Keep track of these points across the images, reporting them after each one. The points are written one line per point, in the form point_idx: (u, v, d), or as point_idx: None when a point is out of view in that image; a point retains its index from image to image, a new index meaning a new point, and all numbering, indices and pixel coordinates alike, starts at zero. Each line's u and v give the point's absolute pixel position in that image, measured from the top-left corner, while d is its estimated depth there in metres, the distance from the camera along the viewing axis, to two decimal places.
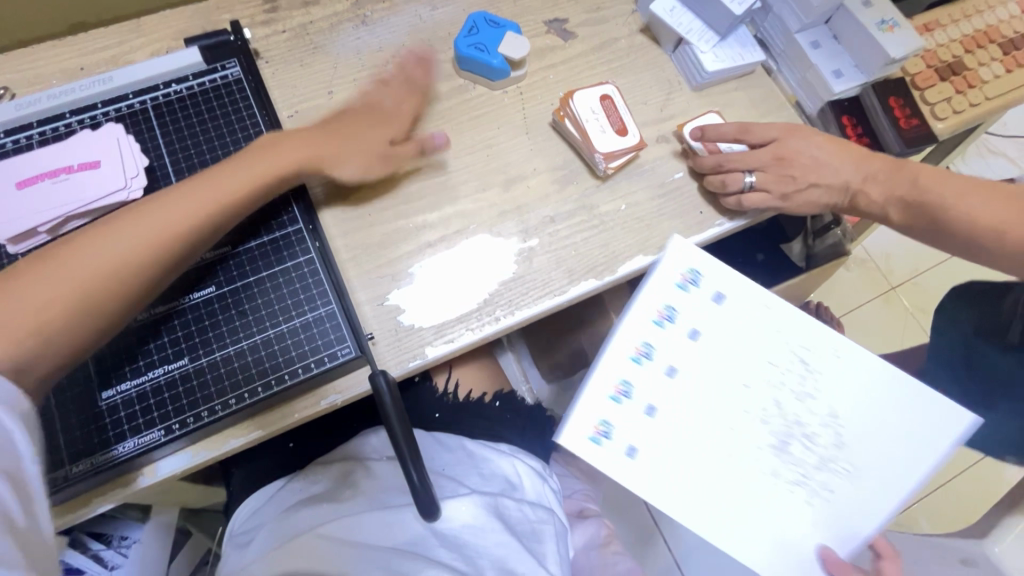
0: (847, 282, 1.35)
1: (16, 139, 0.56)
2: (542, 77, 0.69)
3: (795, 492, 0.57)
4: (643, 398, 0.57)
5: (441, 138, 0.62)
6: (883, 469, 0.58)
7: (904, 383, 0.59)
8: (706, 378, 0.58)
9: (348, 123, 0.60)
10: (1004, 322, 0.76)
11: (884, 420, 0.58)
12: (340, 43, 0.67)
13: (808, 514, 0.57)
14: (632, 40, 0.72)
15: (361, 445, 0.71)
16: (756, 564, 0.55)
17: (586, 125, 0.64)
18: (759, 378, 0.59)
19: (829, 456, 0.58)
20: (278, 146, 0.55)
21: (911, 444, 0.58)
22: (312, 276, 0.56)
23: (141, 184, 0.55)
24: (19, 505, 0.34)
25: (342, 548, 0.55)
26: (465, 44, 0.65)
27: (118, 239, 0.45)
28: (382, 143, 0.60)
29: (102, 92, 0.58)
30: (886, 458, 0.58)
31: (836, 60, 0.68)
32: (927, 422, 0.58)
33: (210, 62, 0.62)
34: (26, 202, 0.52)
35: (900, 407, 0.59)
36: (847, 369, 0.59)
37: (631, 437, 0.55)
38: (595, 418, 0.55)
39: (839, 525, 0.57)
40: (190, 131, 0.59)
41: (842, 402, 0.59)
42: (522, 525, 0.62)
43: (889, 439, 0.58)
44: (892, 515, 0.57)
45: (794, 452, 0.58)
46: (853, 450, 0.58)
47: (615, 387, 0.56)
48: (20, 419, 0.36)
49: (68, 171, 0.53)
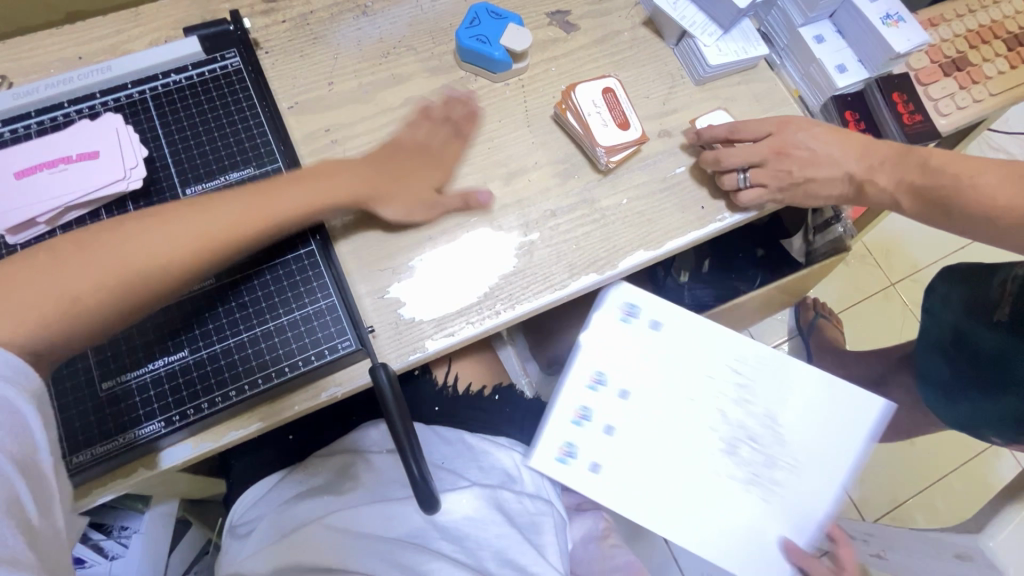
0: (846, 278, 1.35)
1: (13, 129, 0.55)
2: (544, 70, 0.68)
3: (749, 492, 0.67)
4: (601, 418, 0.67)
5: (487, 197, 0.61)
6: (823, 461, 0.68)
7: (824, 380, 0.69)
8: (654, 396, 0.68)
9: (399, 165, 0.59)
10: (993, 300, 0.75)
11: (812, 416, 0.69)
12: (340, 34, 0.66)
13: (762, 508, 0.67)
14: (634, 33, 0.72)
15: (361, 437, 0.69)
16: (723, 557, 0.65)
17: (588, 119, 0.64)
18: (703, 391, 0.68)
19: (774, 456, 0.68)
20: (334, 177, 0.55)
21: (841, 436, 0.68)
22: (312, 268, 0.56)
23: (140, 175, 0.54)
24: (33, 496, 0.34)
25: (343, 540, 0.56)
26: (466, 35, 0.65)
27: (155, 243, 0.45)
28: (431, 191, 0.60)
29: (101, 81, 0.57)
30: (820, 449, 0.68)
31: (840, 54, 0.68)
32: (845, 413, 0.69)
33: (210, 52, 0.61)
34: (25, 192, 0.52)
35: (820, 401, 0.69)
36: (773, 373, 0.70)
37: (595, 455, 0.66)
38: (559, 442, 0.66)
39: (792, 520, 0.67)
40: (189, 121, 0.58)
41: (781, 405, 0.69)
42: (522, 517, 0.63)
43: (824, 435, 0.69)
44: (837, 501, 0.67)
45: (743, 454, 0.68)
46: (793, 446, 0.68)
47: (576, 413, 0.66)
48: (35, 406, 0.36)
49: (67, 161, 0.53)
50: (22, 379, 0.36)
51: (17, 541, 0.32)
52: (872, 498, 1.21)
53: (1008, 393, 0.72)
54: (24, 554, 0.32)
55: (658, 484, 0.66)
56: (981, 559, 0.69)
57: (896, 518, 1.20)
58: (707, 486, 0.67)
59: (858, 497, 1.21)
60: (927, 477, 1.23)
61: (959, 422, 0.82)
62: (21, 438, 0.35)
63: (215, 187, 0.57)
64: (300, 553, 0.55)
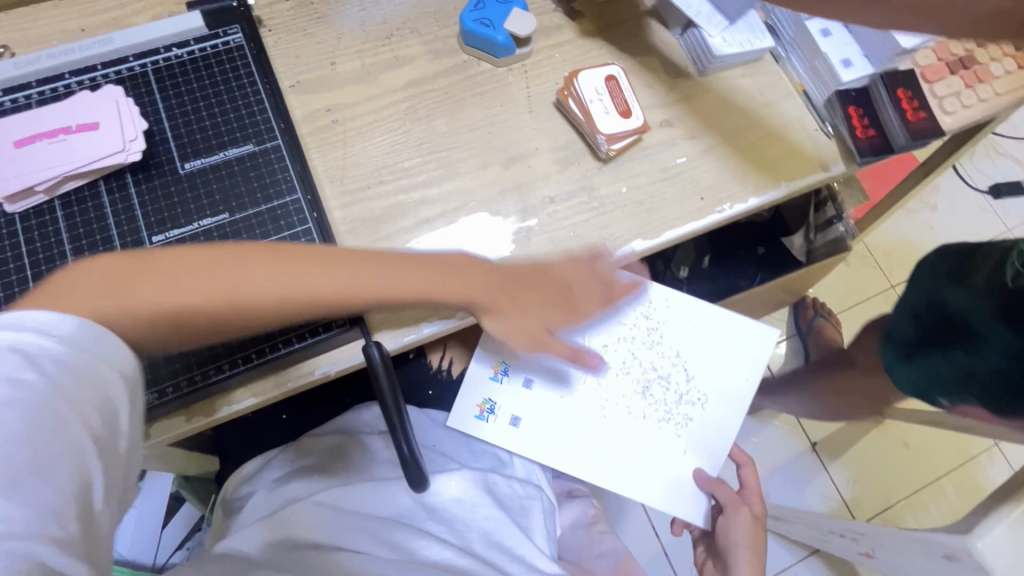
0: (847, 279, 1.35)
1: (14, 98, 0.55)
2: (548, 56, 0.68)
3: (664, 428, 0.70)
4: (519, 371, 0.68)
5: (593, 362, 0.65)
6: (729, 392, 0.72)
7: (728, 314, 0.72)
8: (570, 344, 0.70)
9: (526, 298, 0.59)
10: (970, 266, 0.77)
11: (717, 349, 0.72)
12: (344, 14, 0.66)
13: (679, 445, 0.70)
14: (640, 21, 0.71)
15: (354, 418, 0.70)
16: (647, 498, 0.68)
17: (590, 105, 0.63)
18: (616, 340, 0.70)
19: (685, 393, 0.71)
20: (472, 275, 0.54)
21: (744, 364, 0.72)
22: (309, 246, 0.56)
23: (139, 147, 0.54)
24: (103, 481, 0.34)
25: (333, 516, 0.57)
26: (470, 18, 0.65)
27: (276, 282, 0.44)
28: (544, 332, 0.60)
29: (102, 53, 0.57)
30: (724, 381, 0.71)
31: (845, 49, 0.68)
32: (747, 342, 0.72)
33: (212, 28, 0.61)
34: (25, 161, 0.52)
35: (722, 333, 0.72)
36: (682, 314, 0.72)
37: (515, 410, 0.68)
38: (480, 399, 0.68)
39: (705, 455, 0.70)
40: (190, 96, 0.58)
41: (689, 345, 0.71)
42: (510, 500, 0.64)
43: (729, 364, 0.72)
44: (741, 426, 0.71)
45: (655, 394, 0.70)
46: (701, 382, 0.71)
47: (495, 368, 0.68)
48: (127, 387, 0.37)
49: (67, 131, 0.53)
50: (112, 357, 0.36)
51: (72, 524, 0.31)
52: (864, 497, 1.22)
53: (959, 348, 0.76)
54: (76, 540, 0.31)
55: (574, 431, 0.68)
56: (968, 559, 0.69)
57: (886, 518, 1.20)
58: (624, 429, 0.70)
59: (850, 495, 1.21)
60: (920, 479, 1.23)
61: (913, 382, 0.84)
62: (103, 414, 0.35)
63: (213, 162, 0.57)
64: (289, 528, 0.56)
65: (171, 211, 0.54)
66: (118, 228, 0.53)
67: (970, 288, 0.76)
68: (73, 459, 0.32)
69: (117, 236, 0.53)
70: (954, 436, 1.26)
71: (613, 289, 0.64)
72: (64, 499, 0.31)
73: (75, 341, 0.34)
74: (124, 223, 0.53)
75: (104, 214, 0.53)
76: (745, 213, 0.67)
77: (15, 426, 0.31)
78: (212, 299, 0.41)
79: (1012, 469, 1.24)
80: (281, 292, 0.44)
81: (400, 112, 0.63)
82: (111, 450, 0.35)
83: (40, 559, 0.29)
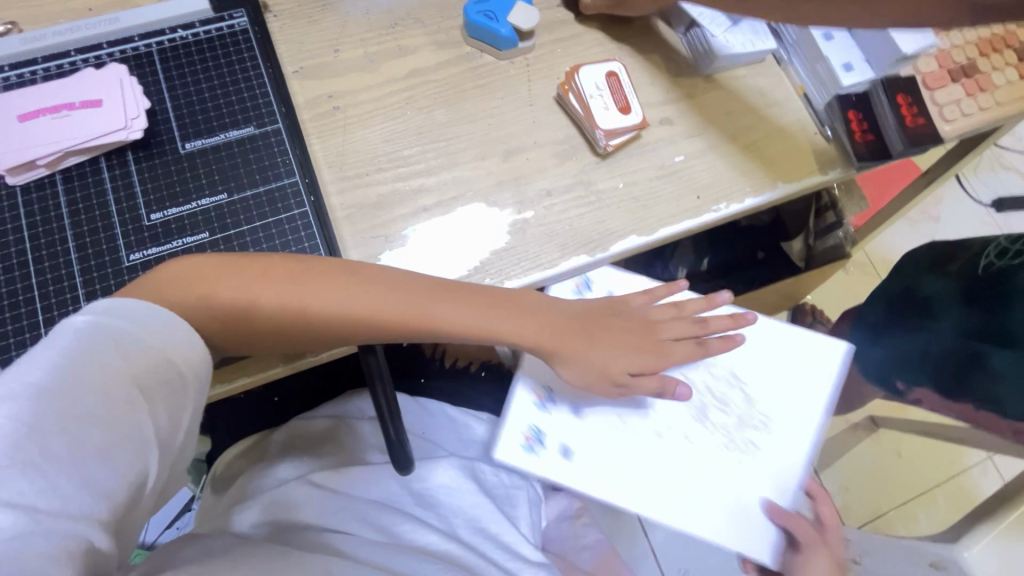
0: (846, 287, 1.35)
1: (20, 74, 0.56)
2: (550, 51, 0.69)
3: (729, 454, 0.66)
4: (567, 399, 0.64)
5: (684, 391, 0.61)
6: (795, 415, 0.68)
7: (781, 330, 0.69)
8: None
9: (597, 331, 0.58)
10: (953, 257, 0.85)
11: (776, 370, 0.68)
12: (349, 2, 0.66)
13: (747, 473, 0.66)
14: (643, 19, 0.72)
15: (345, 402, 0.70)
16: (714, 531, 0.64)
17: (590, 101, 0.64)
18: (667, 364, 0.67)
19: (745, 416, 0.67)
20: (531, 312, 0.56)
21: (809, 384, 0.68)
22: (305, 229, 0.57)
23: (141, 126, 0.55)
24: (156, 470, 0.38)
25: (321, 497, 0.58)
26: (474, 10, 0.65)
27: (321, 295, 0.47)
28: (617, 371, 0.59)
29: (108, 32, 0.58)
30: (791, 405, 0.68)
31: (847, 52, 0.68)
32: (809, 363, 0.69)
33: (218, 11, 0.62)
34: (28, 135, 0.53)
35: (777, 354, 0.69)
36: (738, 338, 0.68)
37: (565, 439, 0.63)
38: (526, 426, 0.63)
39: (773, 482, 0.66)
40: (193, 77, 0.59)
41: (748, 369, 0.68)
42: (496, 489, 0.65)
43: (791, 386, 0.68)
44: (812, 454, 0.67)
45: (714, 420, 0.67)
46: (763, 405, 0.68)
47: (540, 395, 0.64)
48: (195, 386, 0.41)
49: (70, 108, 0.54)
50: (187, 353, 0.41)
51: (112, 502, 0.34)
52: (855, 505, 1.21)
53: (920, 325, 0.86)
54: (109, 520, 0.34)
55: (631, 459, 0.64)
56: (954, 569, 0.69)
57: (877, 527, 1.20)
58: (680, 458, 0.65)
59: (841, 503, 1.21)
60: (911, 488, 1.23)
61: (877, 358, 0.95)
62: (161, 403, 0.38)
63: (214, 143, 0.57)
64: (276, 509, 0.56)
65: (171, 189, 0.55)
66: (118, 205, 0.54)
67: (943, 275, 0.85)
68: (135, 447, 0.36)
69: (116, 212, 0.54)
70: (947, 447, 1.26)
71: (727, 344, 0.63)
72: (117, 481, 0.35)
73: (148, 330, 0.39)
74: (124, 200, 0.54)
75: (104, 190, 0.54)
76: (744, 212, 0.67)
77: (88, 404, 0.35)
78: (263, 305, 0.45)
79: (1003, 482, 1.24)
80: (316, 302, 0.47)
81: (402, 101, 0.64)
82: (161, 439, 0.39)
83: (79, 531, 0.32)
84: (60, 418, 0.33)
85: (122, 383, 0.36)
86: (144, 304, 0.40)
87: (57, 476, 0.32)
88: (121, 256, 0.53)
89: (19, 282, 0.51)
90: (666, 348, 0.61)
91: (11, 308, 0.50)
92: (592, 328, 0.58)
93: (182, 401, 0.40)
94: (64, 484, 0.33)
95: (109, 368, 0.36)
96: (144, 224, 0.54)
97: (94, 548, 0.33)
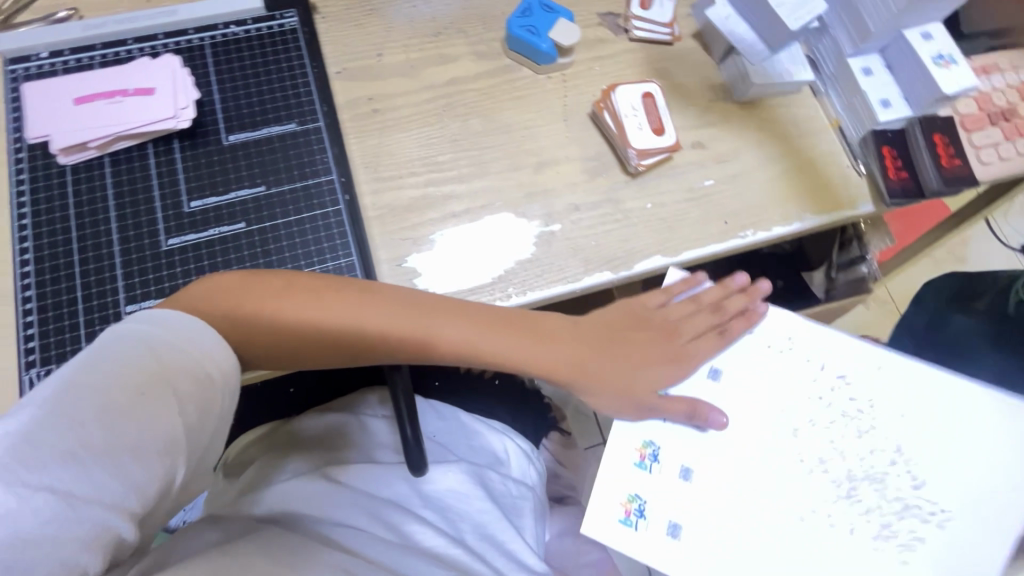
0: (865, 322, 1.33)
1: (79, 59, 0.58)
2: (588, 68, 0.69)
3: (870, 524, 0.58)
4: (675, 459, 0.58)
5: (717, 420, 0.58)
6: (956, 489, 0.58)
7: (947, 382, 0.60)
8: (740, 404, 0.60)
9: (614, 347, 0.58)
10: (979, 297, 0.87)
11: (935, 435, 0.60)
12: (396, 8, 0.68)
13: (901, 558, 0.57)
14: (682, 43, 0.72)
15: (359, 399, 0.71)
16: None
17: (624, 119, 0.65)
18: (804, 405, 0.60)
19: (900, 491, 0.58)
20: (550, 338, 0.56)
21: (974, 446, 0.59)
22: (337, 227, 0.58)
23: (190, 116, 0.57)
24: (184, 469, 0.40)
25: (331, 491, 0.58)
26: (517, 25, 0.67)
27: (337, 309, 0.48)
28: (644, 391, 0.57)
29: (165, 24, 0.60)
30: (951, 475, 0.59)
31: (885, 89, 0.67)
32: (979, 424, 0.60)
33: (271, 11, 0.64)
34: (82, 117, 0.55)
35: (938, 416, 0.60)
36: (883, 382, 0.61)
37: (675, 513, 0.57)
38: (625, 495, 0.57)
39: (930, 568, 0.57)
40: (241, 71, 0.61)
41: (897, 427, 0.60)
42: (503, 497, 0.65)
43: (954, 451, 0.59)
44: (989, 534, 0.57)
45: (858, 489, 0.59)
46: (920, 473, 0.59)
47: (641, 454, 0.58)
48: (226, 390, 0.42)
49: (123, 94, 0.56)
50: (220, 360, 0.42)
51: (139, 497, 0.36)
52: None
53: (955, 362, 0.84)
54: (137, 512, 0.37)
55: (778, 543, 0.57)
56: None
57: None
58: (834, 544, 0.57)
59: None
60: None
61: None
62: (191, 405, 0.39)
63: (257, 137, 0.59)
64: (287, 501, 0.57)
65: (212, 180, 0.57)
66: (161, 191, 0.56)
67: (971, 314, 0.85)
68: (167, 448, 0.38)
69: (159, 198, 0.55)
70: None
71: (747, 320, 0.61)
72: (148, 479, 0.37)
73: (177, 334, 0.40)
74: (166, 186, 0.56)
75: (149, 176, 0.56)
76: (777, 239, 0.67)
77: (124, 402, 0.37)
78: (282, 320, 0.47)
79: None
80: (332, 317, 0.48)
81: (439, 109, 0.65)
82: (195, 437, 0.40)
83: (106, 522, 0.35)
84: (97, 411, 0.36)
85: (154, 386, 0.38)
86: (177, 312, 0.42)
87: (96, 469, 0.35)
88: (160, 241, 0.54)
89: (62, 259, 0.53)
90: (689, 351, 0.59)
91: (53, 284, 0.52)
92: (613, 340, 0.59)
93: (218, 403, 0.42)
94: (96, 474, 0.35)
95: (144, 367, 0.38)
96: (185, 210, 0.55)
97: (119, 537, 0.36)
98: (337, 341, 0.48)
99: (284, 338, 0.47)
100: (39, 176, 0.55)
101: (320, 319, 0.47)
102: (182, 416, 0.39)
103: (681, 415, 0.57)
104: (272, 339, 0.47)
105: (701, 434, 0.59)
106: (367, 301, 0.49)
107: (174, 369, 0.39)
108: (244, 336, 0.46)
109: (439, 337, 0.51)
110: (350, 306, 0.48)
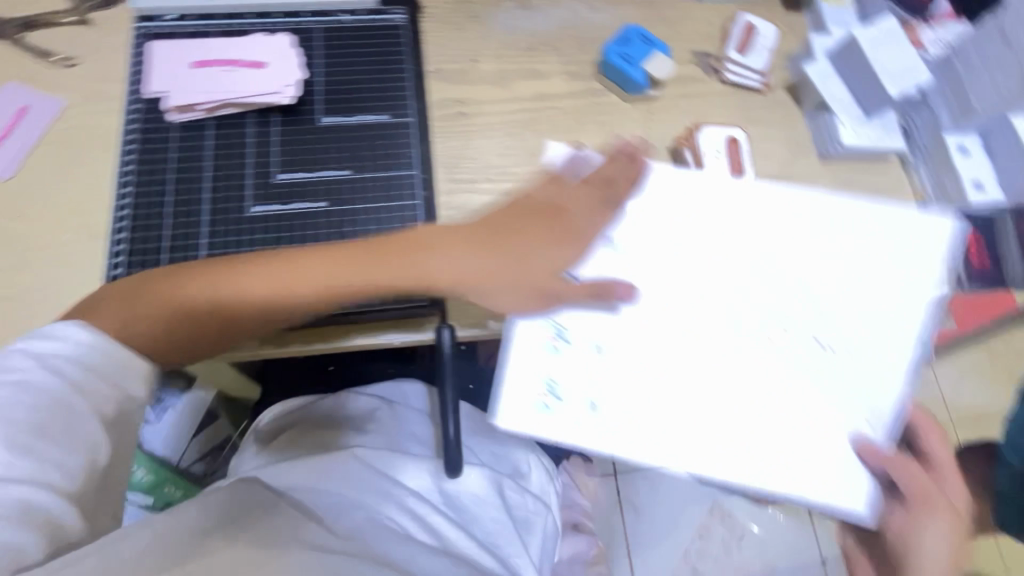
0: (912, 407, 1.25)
1: (202, 26, 0.62)
2: (674, 103, 0.70)
3: (813, 381, 0.50)
4: (586, 334, 0.51)
5: (625, 289, 0.50)
6: (886, 324, 0.50)
7: (865, 209, 0.53)
8: (661, 275, 0.51)
9: (502, 236, 0.53)
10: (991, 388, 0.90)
11: (859, 279, 0.51)
12: (497, 18, 0.70)
13: (862, 411, 0.49)
14: (773, 93, 0.72)
15: (395, 388, 0.72)
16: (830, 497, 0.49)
17: (704, 161, 0.64)
18: (681, 262, 0.52)
19: (819, 333, 0.50)
20: (420, 246, 0.52)
21: (895, 297, 0.51)
22: (411, 220, 0.59)
23: (292, 94, 0.59)
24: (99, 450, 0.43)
25: (358, 470, 0.59)
26: (614, 51, 0.68)
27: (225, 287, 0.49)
28: (546, 279, 0.51)
29: (284, 4, 0.63)
30: (883, 316, 0.50)
31: (980, 171, 0.65)
32: (907, 239, 0.52)
33: (383, 5, 0.66)
34: (196, 80, 0.58)
35: (863, 243, 0.52)
36: (794, 228, 0.52)
37: (591, 390, 0.50)
38: (537, 381, 0.50)
39: (866, 411, 0.49)
40: (345, 58, 0.63)
41: (813, 269, 0.52)
42: (518, 510, 0.65)
43: (875, 272, 0.51)
44: (911, 386, 0.49)
45: (789, 346, 0.50)
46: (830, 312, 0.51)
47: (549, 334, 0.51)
48: (128, 372, 0.45)
49: (236, 64, 0.59)
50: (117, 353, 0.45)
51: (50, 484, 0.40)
52: None
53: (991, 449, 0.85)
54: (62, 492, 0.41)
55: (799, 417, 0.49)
56: None
57: None
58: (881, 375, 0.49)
59: None
60: None
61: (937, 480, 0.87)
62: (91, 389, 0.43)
63: (349, 123, 0.61)
64: (311, 474, 0.58)
65: (301, 157, 0.59)
66: (253, 160, 0.58)
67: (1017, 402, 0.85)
68: (67, 435, 0.42)
69: (250, 166, 0.58)
70: None
71: (637, 164, 0.54)
72: (59, 464, 0.41)
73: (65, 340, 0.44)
74: (259, 156, 0.58)
75: (244, 144, 0.59)
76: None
77: (23, 405, 0.41)
78: (196, 316, 0.49)
79: None
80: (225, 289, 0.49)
81: (523, 121, 0.66)
82: (126, 417, 0.46)
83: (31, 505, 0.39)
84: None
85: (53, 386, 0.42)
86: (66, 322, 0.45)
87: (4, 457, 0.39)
88: (244, 206, 0.57)
89: (154, 208, 0.56)
90: (581, 225, 0.52)
91: (143, 231, 0.55)
92: (492, 237, 0.53)
93: (128, 387, 0.46)
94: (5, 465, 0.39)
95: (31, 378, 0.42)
96: (271, 181, 0.58)
97: (54, 519, 0.39)
98: (252, 321, 0.50)
99: (203, 330, 0.49)
100: (148, 129, 0.58)
101: (206, 306, 0.48)
102: (99, 409, 0.44)
103: (581, 295, 0.50)
104: (200, 334, 0.49)
105: (616, 317, 0.51)
106: (245, 275, 0.48)
107: (101, 370, 0.44)
108: (172, 337, 0.48)
109: (331, 289, 0.49)
110: (263, 283, 0.49)
